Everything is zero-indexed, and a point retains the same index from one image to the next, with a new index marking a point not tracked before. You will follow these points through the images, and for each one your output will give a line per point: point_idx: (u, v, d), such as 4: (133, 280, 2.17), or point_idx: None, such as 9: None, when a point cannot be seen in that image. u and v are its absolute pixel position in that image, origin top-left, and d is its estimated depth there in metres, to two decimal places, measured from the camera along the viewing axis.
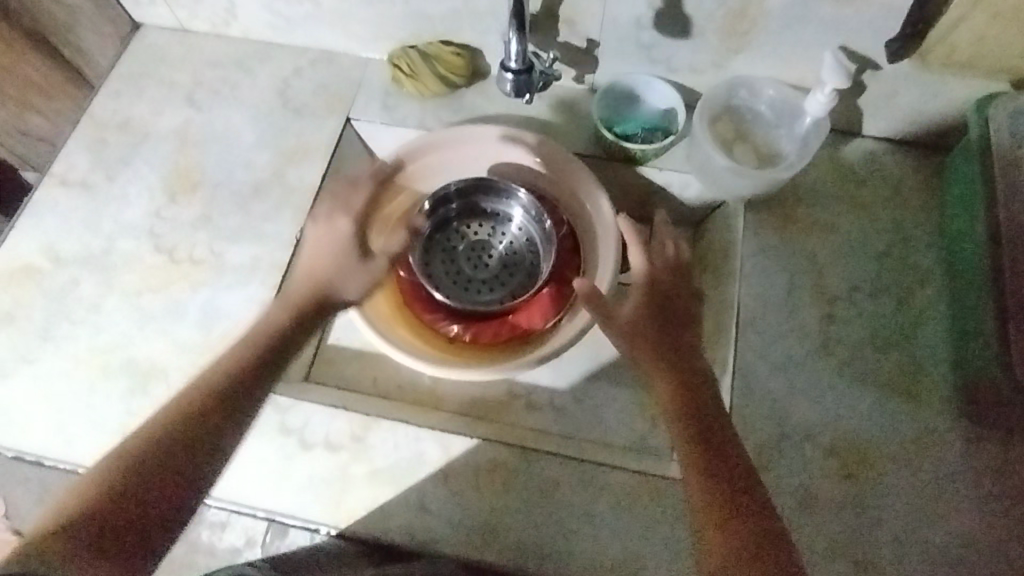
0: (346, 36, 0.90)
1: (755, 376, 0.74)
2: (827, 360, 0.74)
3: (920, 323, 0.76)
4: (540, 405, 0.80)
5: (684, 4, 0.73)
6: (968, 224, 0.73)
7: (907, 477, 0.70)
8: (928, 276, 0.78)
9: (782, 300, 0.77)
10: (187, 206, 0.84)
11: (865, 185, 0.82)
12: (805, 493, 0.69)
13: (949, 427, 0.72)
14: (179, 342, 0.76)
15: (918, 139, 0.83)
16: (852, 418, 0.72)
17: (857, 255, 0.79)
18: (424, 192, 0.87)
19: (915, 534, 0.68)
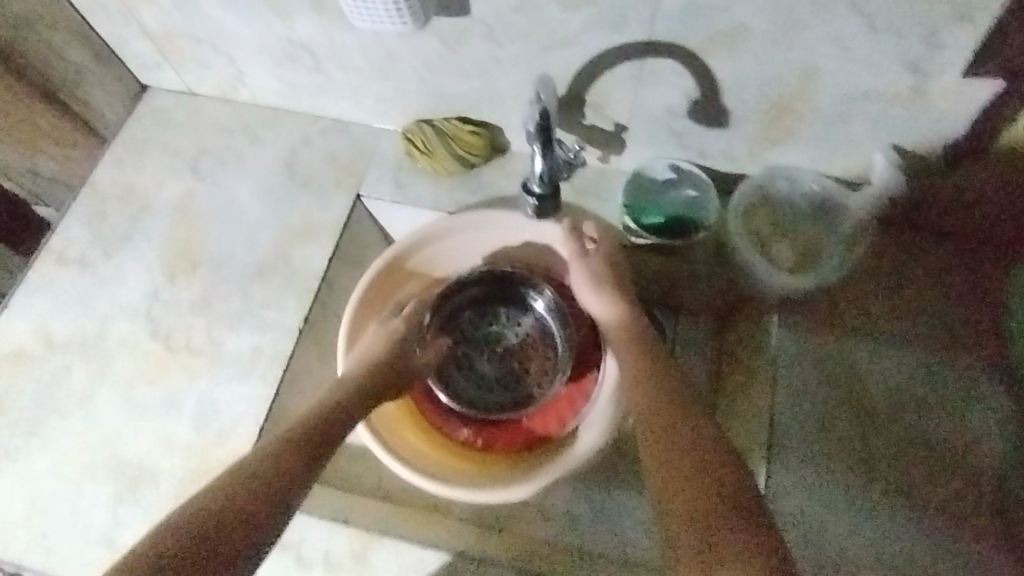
0: (359, 107, 0.85)
1: (791, 506, 0.64)
2: (867, 481, 0.64)
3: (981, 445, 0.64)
4: (555, 514, 0.74)
5: (723, 96, 0.68)
6: None
7: None
8: (990, 388, 0.66)
9: (819, 414, 0.67)
10: (187, 288, 0.79)
11: (912, 274, 0.72)
12: None
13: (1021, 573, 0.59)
14: (172, 441, 0.72)
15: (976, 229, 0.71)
16: (901, 558, 0.61)
17: (903, 361, 0.68)
18: (439, 275, 0.81)
19: None
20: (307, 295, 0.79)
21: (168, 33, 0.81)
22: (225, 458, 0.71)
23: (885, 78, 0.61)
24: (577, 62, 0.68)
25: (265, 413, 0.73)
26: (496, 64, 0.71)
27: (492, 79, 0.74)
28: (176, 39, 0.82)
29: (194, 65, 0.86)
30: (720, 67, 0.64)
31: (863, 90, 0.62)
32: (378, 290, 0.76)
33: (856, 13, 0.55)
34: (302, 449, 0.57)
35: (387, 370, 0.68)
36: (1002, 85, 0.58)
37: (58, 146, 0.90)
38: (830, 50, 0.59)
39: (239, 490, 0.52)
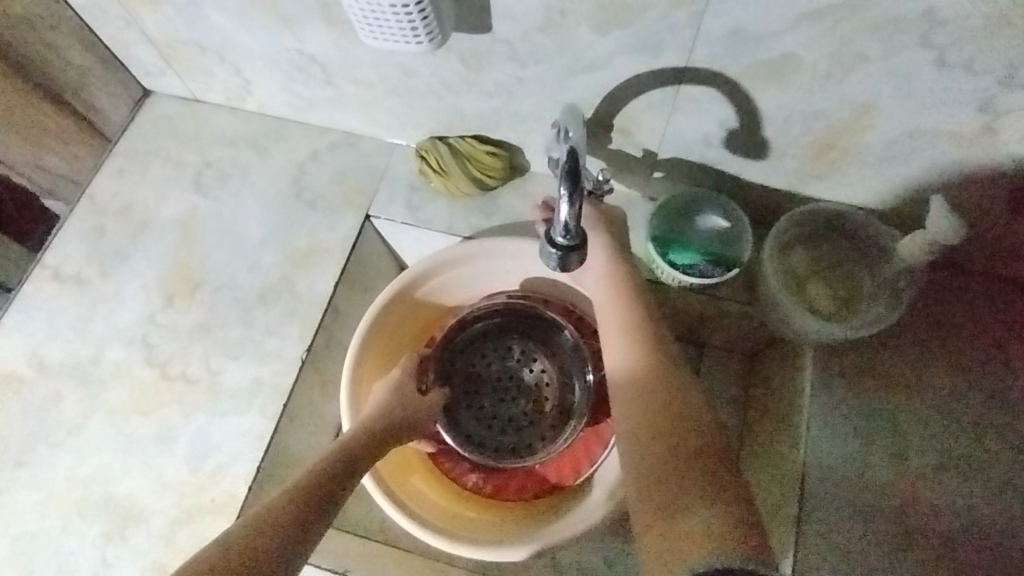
0: (371, 122, 0.80)
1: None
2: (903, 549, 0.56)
3: None
4: (567, 567, 0.71)
5: (765, 128, 0.62)
6: None
7: None
8: None
9: (854, 470, 0.59)
10: (186, 311, 0.76)
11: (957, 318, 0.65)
12: None
13: None
14: (166, 479, 0.68)
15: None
16: None
17: (955, 411, 0.59)
18: (449, 303, 0.76)
19: None
20: (311, 323, 0.74)
21: (171, 39, 0.77)
22: (220, 498, 0.67)
23: (950, 115, 0.55)
24: (607, 86, 0.63)
25: (264, 450, 0.69)
26: (518, 85, 0.66)
27: (514, 100, 0.69)
28: (181, 46, 0.78)
29: (199, 73, 0.82)
30: (764, 98, 0.59)
31: (922, 127, 0.57)
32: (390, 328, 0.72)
33: (926, 47, 0.50)
34: (326, 484, 0.52)
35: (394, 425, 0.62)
36: None
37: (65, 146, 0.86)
38: (891, 84, 0.54)
39: (277, 520, 0.48)
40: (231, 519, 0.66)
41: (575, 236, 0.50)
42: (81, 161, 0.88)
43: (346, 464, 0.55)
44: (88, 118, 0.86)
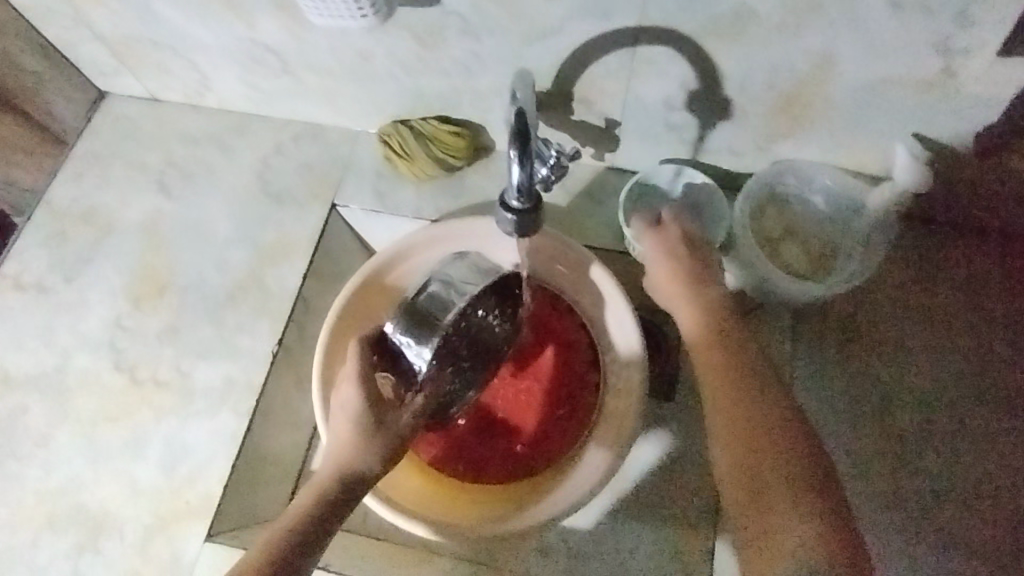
0: (332, 110, 0.79)
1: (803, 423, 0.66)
2: (887, 504, 0.65)
3: (966, 358, 0.67)
4: (554, 550, 0.69)
5: (725, 88, 0.61)
6: (989, 257, 0.69)
7: (938, 485, 0.65)
8: (978, 313, 0.68)
9: (837, 356, 0.69)
10: (153, 313, 0.74)
11: (940, 291, 0.69)
12: (886, 539, 0.64)
13: (970, 427, 0.66)
14: (138, 485, 0.66)
15: (993, 222, 0.68)
16: (906, 460, 0.66)
17: (916, 301, 0.69)
18: (404, 279, 0.71)
19: (954, 525, 0.63)
20: (281, 318, 0.72)
21: (120, 36, 0.75)
22: (195, 501, 0.65)
23: (907, 60, 0.54)
24: (564, 53, 0.61)
25: (242, 449, 0.67)
26: (475, 61, 0.65)
27: (472, 77, 0.67)
28: (132, 43, 0.75)
29: (154, 70, 0.80)
30: (720, 54, 0.58)
31: (885, 76, 0.56)
32: (349, 323, 0.69)
33: None
34: (298, 536, 0.53)
35: (348, 479, 0.57)
36: None
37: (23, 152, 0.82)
38: (847, 32, 0.53)
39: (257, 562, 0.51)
40: (208, 520, 0.64)
41: (528, 199, 0.48)
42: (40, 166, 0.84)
43: (332, 502, 0.56)
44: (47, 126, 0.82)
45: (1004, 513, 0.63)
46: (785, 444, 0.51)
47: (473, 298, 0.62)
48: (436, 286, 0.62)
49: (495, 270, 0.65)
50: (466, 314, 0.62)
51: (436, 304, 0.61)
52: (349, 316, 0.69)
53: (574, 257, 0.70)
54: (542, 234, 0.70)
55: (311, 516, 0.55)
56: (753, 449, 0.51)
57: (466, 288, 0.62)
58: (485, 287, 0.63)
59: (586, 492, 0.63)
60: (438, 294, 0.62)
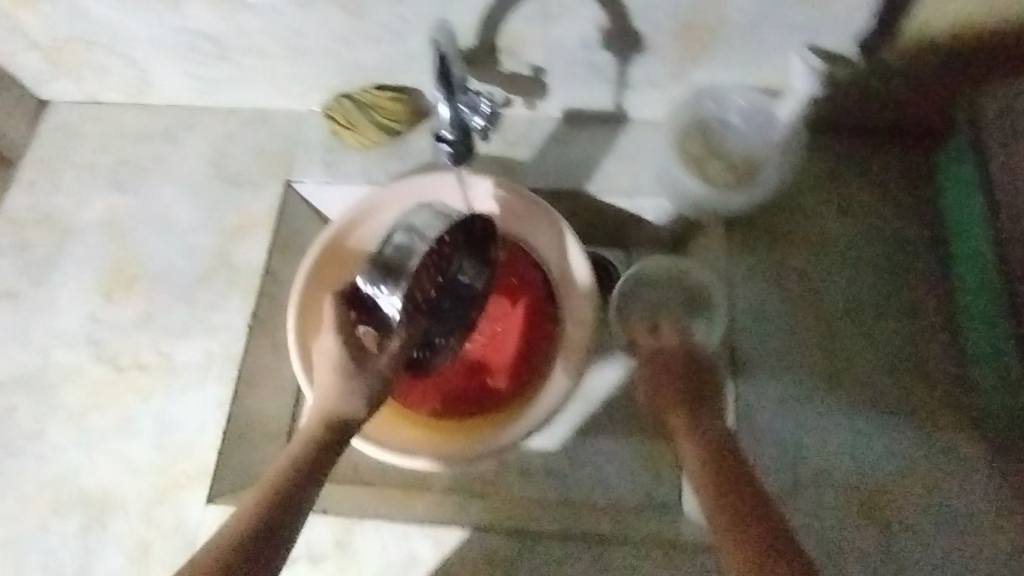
0: (274, 92, 0.82)
1: (743, 324, 0.71)
2: (833, 389, 0.67)
3: (886, 242, 0.72)
4: (535, 471, 0.73)
5: (634, 22, 0.66)
6: (892, 149, 0.74)
7: (879, 364, 0.68)
8: (890, 199, 0.73)
9: (768, 258, 0.73)
10: (126, 304, 0.77)
11: (854, 185, 0.74)
12: (843, 424, 0.66)
13: (898, 303, 0.70)
14: (136, 462, 0.70)
15: (892, 121, 0.74)
16: (845, 344, 0.69)
17: (835, 197, 0.74)
18: (363, 245, 0.76)
19: (900, 397, 0.67)
20: (253, 292, 0.77)
21: (57, 41, 0.77)
22: (192, 470, 0.69)
23: None
24: (483, 6, 0.66)
25: (231, 415, 0.71)
26: (402, 24, 0.69)
27: (402, 41, 0.71)
28: (68, 46, 0.77)
29: (94, 72, 0.82)
30: None
31: None
32: (318, 290, 0.74)
33: None
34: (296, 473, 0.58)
35: (336, 419, 0.62)
36: None
37: None
38: None
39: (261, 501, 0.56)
40: (207, 483, 0.68)
41: (457, 129, 0.55)
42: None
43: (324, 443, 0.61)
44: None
45: (938, 376, 0.67)
46: (734, 471, 0.60)
47: (440, 240, 0.67)
48: (400, 236, 0.69)
49: (457, 215, 0.70)
50: (433, 256, 0.67)
51: (402, 253, 0.67)
52: (316, 283, 0.74)
53: (523, 199, 0.73)
54: (496, 182, 0.74)
55: (306, 455, 0.60)
56: (712, 475, 0.60)
57: (429, 232, 0.68)
58: (448, 231, 0.68)
59: (556, 400, 0.69)
60: (402, 241, 0.68)
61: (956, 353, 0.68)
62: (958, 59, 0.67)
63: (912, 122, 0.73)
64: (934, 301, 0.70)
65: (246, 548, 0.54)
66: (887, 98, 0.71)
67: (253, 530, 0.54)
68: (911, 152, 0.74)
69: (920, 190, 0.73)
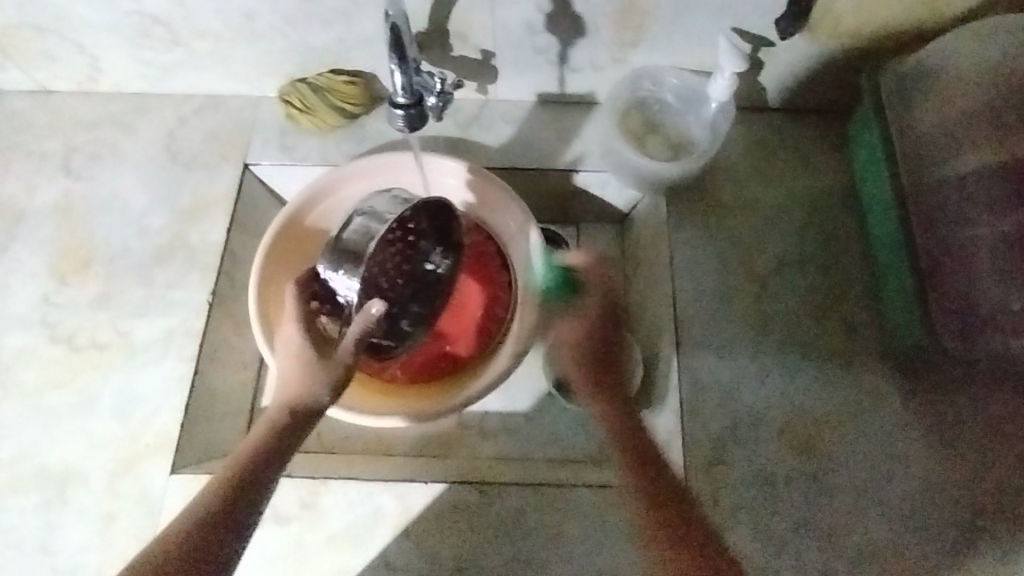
0: (229, 77, 0.84)
1: (679, 287, 0.76)
2: (765, 341, 0.73)
3: (806, 203, 0.79)
4: (493, 431, 0.77)
5: (573, 5, 0.71)
6: (807, 124, 0.82)
7: (804, 311, 0.74)
8: (808, 166, 0.80)
9: (701, 224, 0.78)
10: (82, 286, 0.77)
11: (778, 157, 0.81)
12: (772, 367, 0.72)
13: (819, 258, 0.77)
14: (96, 438, 0.70)
15: (808, 104, 0.82)
16: (773, 296, 0.75)
17: (759, 166, 0.81)
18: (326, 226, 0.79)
19: (823, 340, 0.73)
20: (212, 270, 0.78)
21: (4, 26, 0.76)
22: (154, 441, 0.70)
23: None
24: None
25: (193, 387, 0.72)
26: (354, 7, 0.72)
27: (354, 24, 0.74)
28: (15, 32, 0.77)
29: (42, 60, 0.82)
30: None
31: None
32: (278, 268, 0.76)
33: None
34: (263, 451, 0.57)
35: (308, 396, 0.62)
36: None
37: None
38: None
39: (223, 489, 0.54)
40: (169, 454, 0.69)
41: (412, 95, 0.59)
42: None
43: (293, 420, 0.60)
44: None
45: (855, 321, 0.74)
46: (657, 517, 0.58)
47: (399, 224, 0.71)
48: (360, 220, 0.71)
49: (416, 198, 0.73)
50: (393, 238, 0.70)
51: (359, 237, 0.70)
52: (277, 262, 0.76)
53: (483, 179, 0.77)
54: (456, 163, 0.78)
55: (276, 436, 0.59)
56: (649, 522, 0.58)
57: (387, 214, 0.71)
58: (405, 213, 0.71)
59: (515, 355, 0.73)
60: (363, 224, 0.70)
61: (869, 299, 0.75)
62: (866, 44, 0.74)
63: (825, 104, 0.82)
64: (850, 255, 0.77)
65: (203, 531, 0.51)
66: (802, 79, 0.79)
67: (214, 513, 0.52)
68: (823, 126, 0.82)
69: (837, 162, 0.81)
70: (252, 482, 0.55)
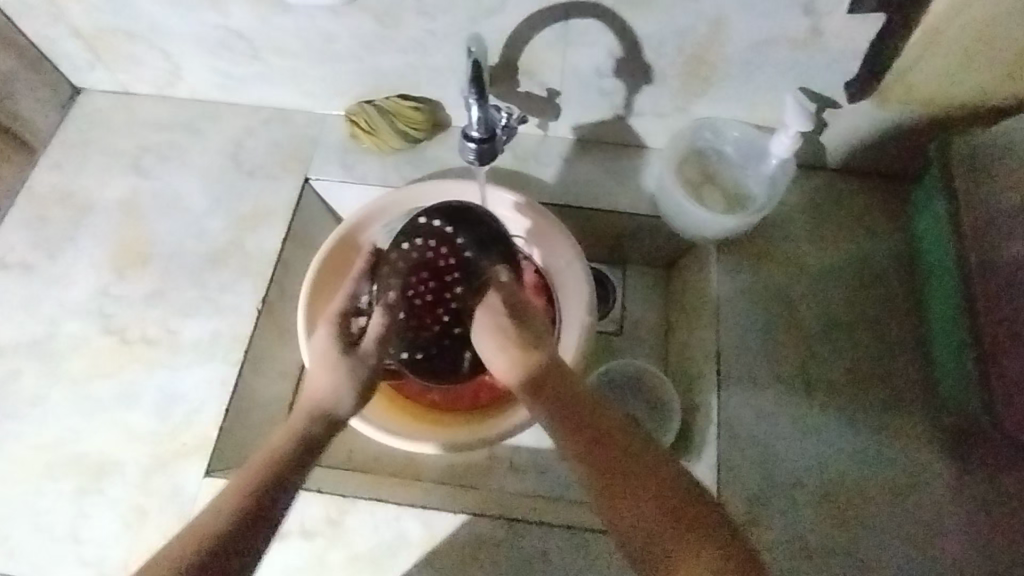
0: (300, 94, 0.87)
1: (729, 338, 0.74)
2: (809, 404, 0.72)
3: (858, 266, 0.78)
4: (523, 466, 0.77)
5: (644, 53, 0.72)
6: (865, 187, 0.82)
7: (849, 377, 0.73)
8: (863, 229, 0.80)
9: (752, 277, 0.77)
10: (137, 282, 0.79)
11: (835, 218, 0.80)
12: (814, 431, 0.70)
13: (869, 324, 0.75)
14: (135, 432, 0.72)
15: (868, 168, 0.82)
16: (819, 358, 0.74)
17: (814, 224, 0.80)
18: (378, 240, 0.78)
19: (868, 408, 0.71)
20: (264, 278, 0.79)
21: (97, 29, 0.80)
22: (191, 441, 0.71)
23: (783, 22, 0.66)
24: (507, 28, 0.71)
25: (234, 391, 0.74)
26: (430, 38, 0.74)
27: (428, 54, 0.77)
28: (107, 35, 0.81)
29: (128, 63, 0.85)
30: (638, 24, 0.69)
31: (769, 35, 0.68)
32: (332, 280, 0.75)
33: None
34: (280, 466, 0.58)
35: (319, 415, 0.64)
36: (885, 18, 0.64)
37: None
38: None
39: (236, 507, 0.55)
40: (204, 456, 0.70)
41: (485, 130, 0.61)
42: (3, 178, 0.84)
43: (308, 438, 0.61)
44: (16, 132, 0.84)
45: (902, 392, 0.72)
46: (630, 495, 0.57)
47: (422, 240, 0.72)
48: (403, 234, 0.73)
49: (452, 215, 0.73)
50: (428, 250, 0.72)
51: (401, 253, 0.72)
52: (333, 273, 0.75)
53: (550, 227, 0.76)
54: (527, 202, 0.77)
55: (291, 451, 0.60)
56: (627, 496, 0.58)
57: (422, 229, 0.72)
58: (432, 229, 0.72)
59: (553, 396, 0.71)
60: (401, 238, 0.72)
61: (919, 371, 0.73)
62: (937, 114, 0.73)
63: (886, 169, 0.82)
64: (900, 324, 0.75)
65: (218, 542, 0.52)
66: (865, 143, 0.79)
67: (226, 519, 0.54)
68: (882, 190, 0.82)
69: (894, 228, 0.80)
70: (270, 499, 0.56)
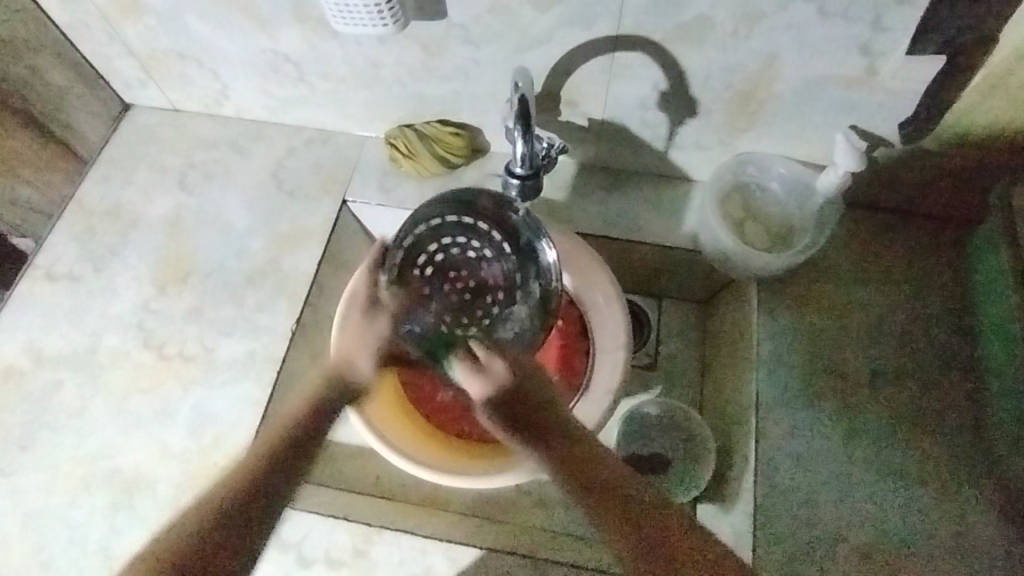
0: (343, 116, 0.87)
1: (768, 382, 0.72)
2: (851, 455, 0.69)
3: (904, 311, 0.75)
4: (552, 502, 0.75)
5: (690, 86, 0.71)
6: (916, 229, 0.79)
7: (893, 430, 0.69)
8: (910, 273, 0.77)
9: (792, 317, 0.75)
10: (178, 298, 0.81)
11: (883, 260, 0.77)
12: (856, 486, 0.67)
13: (915, 374, 0.72)
14: (169, 449, 0.73)
15: (919, 210, 0.79)
16: (862, 409, 0.70)
17: (859, 265, 0.77)
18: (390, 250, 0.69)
19: (911, 464, 0.68)
20: (301, 300, 0.80)
21: (151, 49, 0.82)
22: (224, 461, 0.72)
23: (838, 61, 0.65)
24: (553, 59, 0.71)
25: (265, 413, 0.74)
26: (474, 67, 0.74)
27: (471, 82, 0.77)
28: (160, 56, 0.83)
29: (178, 82, 0.87)
30: (686, 58, 0.67)
31: (822, 73, 0.66)
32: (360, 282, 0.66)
33: (809, 1, 0.59)
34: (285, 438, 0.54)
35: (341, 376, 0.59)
36: (945, 59, 0.62)
37: (40, 173, 0.87)
38: (789, 36, 0.63)
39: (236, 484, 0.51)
40: None
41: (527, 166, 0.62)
42: (55, 188, 0.89)
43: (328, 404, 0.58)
44: (63, 139, 0.88)
45: (949, 450, 0.69)
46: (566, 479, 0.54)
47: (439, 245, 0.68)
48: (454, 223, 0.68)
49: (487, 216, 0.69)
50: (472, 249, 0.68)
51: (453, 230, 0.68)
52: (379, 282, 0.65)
53: (587, 256, 0.74)
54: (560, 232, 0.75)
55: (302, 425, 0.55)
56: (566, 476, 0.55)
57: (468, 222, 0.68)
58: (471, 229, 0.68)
59: (586, 432, 0.69)
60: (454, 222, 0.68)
61: (969, 427, 0.69)
62: (995, 158, 0.70)
63: (937, 211, 0.79)
64: (949, 375, 0.72)
65: (235, 524, 0.49)
66: (915, 185, 0.76)
67: (244, 496, 0.50)
68: (933, 233, 0.79)
69: (948, 275, 0.76)
70: (276, 476, 0.52)
